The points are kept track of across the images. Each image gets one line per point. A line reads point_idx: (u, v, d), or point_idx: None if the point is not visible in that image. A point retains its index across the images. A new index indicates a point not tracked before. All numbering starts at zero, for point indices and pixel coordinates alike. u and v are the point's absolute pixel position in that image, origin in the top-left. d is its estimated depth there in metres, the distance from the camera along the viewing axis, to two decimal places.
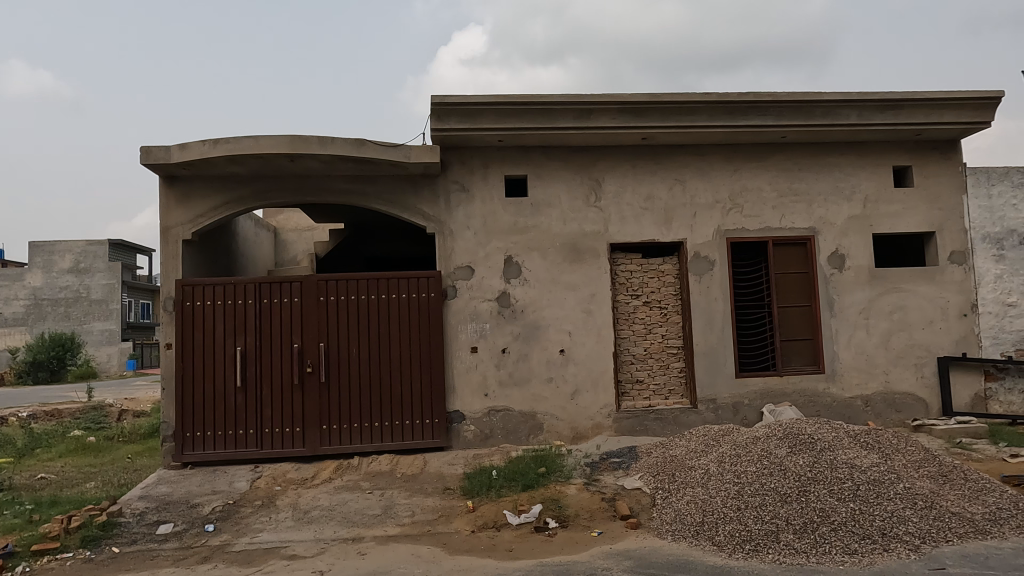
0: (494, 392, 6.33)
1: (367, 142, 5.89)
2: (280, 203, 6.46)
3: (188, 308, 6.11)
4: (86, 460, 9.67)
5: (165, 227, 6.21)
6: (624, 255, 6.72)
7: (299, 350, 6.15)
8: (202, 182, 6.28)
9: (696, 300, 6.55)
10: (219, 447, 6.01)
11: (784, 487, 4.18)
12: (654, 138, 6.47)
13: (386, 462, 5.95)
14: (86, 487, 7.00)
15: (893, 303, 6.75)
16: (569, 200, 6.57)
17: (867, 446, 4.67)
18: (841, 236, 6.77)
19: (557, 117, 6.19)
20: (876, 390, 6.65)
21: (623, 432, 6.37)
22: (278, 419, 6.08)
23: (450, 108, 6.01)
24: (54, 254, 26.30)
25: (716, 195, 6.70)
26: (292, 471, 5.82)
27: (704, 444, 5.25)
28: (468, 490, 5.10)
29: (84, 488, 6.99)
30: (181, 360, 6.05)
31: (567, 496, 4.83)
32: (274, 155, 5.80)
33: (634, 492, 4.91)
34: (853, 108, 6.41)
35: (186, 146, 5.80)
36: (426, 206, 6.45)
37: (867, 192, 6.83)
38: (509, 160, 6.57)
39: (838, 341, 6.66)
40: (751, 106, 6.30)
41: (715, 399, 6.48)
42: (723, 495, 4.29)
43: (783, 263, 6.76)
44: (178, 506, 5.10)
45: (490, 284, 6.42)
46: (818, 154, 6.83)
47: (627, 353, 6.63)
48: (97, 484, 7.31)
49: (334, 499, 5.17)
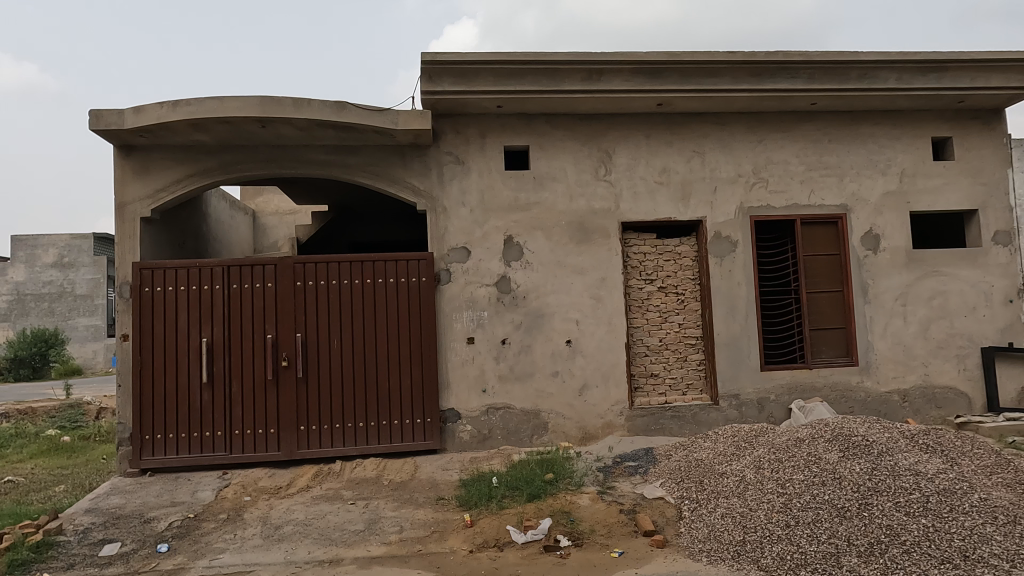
0: (493, 388, 5.67)
1: (349, 105, 5.19)
2: (253, 177, 5.76)
3: (147, 295, 5.41)
4: (57, 462, 8.94)
5: (120, 203, 5.50)
6: (637, 235, 6.05)
7: (273, 340, 5.45)
8: (163, 152, 5.56)
9: (717, 285, 5.90)
10: (182, 451, 5.32)
11: (839, 499, 3.53)
12: (671, 104, 5.80)
13: (372, 468, 5.28)
14: (50, 493, 6.33)
15: (933, 288, 6.12)
16: (576, 173, 5.90)
17: (928, 449, 4.03)
18: (875, 214, 6.12)
19: (563, 79, 5.50)
20: (914, 384, 6.03)
21: (637, 432, 5.73)
22: (249, 420, 5.40)
23: (442, 67, 5.32)
24: (38, 249, 23.85)
25: (738, 168, 6.04)
26: (265, 478, 5.14)
27: (735, 447, 4.61)
28: (465, 501, 4.43)
29: (47, 494, 6.32)
30: (139, 353, 5.35)
31: (579, 508, 4.18)
32: (242, 120, 5.09)
33: (657, 502, 4.26)
34: (892, 70, 5.76)
35: (142, 109, 5.07)
36: (416, 180, 5.77)
37: (903, 165, 6.19)
38: (509, 129, 5.89)
39: (873, 330, 6.03)
40: (780, 67, 5.63)
41: (738, 394, 5.84)
42: (766, 509, 3.64)
43: (811, 244, 6.11)
44: (128, 522, 4.40)
45: (488, 267, 5.75)
46: (849, 123, 6.18)
47: (641, 345, 5.96)
48: (67, 487, 6.63)
49: (311, 512, 4.49)
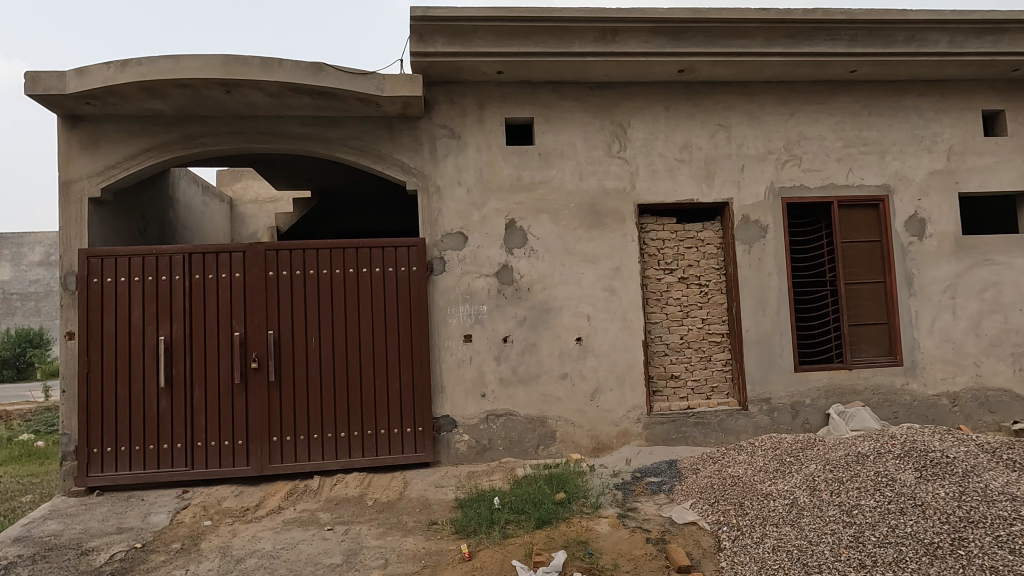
0: (494, 392, 4.99)
1: (327, 67, 4.49)
2: (219, 152, 5.06)
3: (95, 286, 4.70)
4: (28, 470, 8.18)
5: (64, 181, 4.80)
6: (655, 219, 5.38)
7: (241, 339, 4.76)
8: (116, 124, 4.87)
9: (745, 275, 5.24)
10: (136, 467, 4.63)
11: (925, 533, 2.85)
12: (694, 70, 5.13)
13: (355, 485, 4.61)
14: (12, 504, 5.66)
15: (985, 279, 5.46)
16: (587, 149, 5.23)
17: (1016, 467, 3.39)
18: (920, 196, 5.47)
19: (573, 39, 4.82)
20: (965, 386, 5.38)
21: (656, 442, 5.08)
22: (213, 431, 4.71)
23: (435, 25, 4.63)
24: (23, 247, 22.74)
25: (768, 144, 5.38)
26: (231, 498, 4.46)
27: (780, 464, 3.94)
28: (461, 528, 3.75)
29: (9, 505, 5.62)
30: (86, 354, 4.65)
31: (598, 538, 3.51)
32: (203, 84, 4.39)
33: (689, 529, 3.59)
34: (943, 32, 5.10)
35: (85, 70, 4.36)
36: (405, 157, 5.08)
37: (951, 142, 5.54)
38: (510, 99, 5.21)
39: (919, 326, 5.37)
40: (819, 28, 4.97)
41: (769, 398, 5.18)
42: (831, 543, 2.95)
43: (850, 229, 5.45)
44: (61, 555, 3.67)
45: (488, 255, 5.07)
46: (890, 95, 5.53)
47: (660, 343, 5.29)
48: (31, 497, 5.95)
49: (281, 540, 3.80)
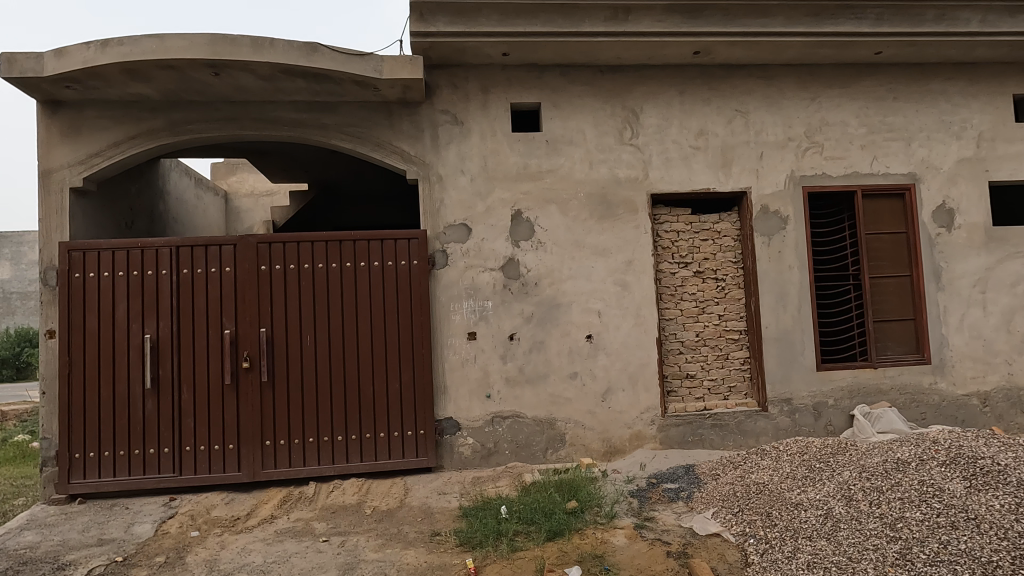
0: (499, 392, 4.72)
1: (322, 47, 4.22)
2: (208, 140, 4.79)
3: (76, 282, 4.43)
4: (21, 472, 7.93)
5: (44, 170, 4.53)
6: (668, 210, 5.10)
7: (232, 337, 4.49)
8: (99, 109, 4.60)
9: (765, 269, 4.96)
10: (120, 473, 4.37)
11: (981, 551, 2.58)
12: (710, 52, 4.85)
13: (353, 492, 4.34)
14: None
15: (1017, 272, 5.18)
16: (597, 136, 4.95)
17: None
18: (949, 185, 5.18)
19: (583, 18, 4.54)
20: (996, 385, 5.10)
21: (671, 445, 4.81)
22: (202, 434, 4.44)
23: (436, 2, 4.35)
24: (22, 246, 22.46)
25: (788, 130, 5.09)
26: (221, 506, 4.19)
27: (809, 471, 3.66)
28: (466, 539, 3.48)
29: None
30: (67, 354, 4.38)
31: (614, 551, 3.23)
32: (189, 65, 4.12)
33: (712, 541, 3.31)
34: (975, 10, 4.81)
35: (64, 50, 4.09)
36: (405, 144, 4.81)
37: (981, 128, 5.25)
38: (516, 83, 4.93)
39: (948, 322, 5.09)
40: (844, 6, 4.68)
41: (790, 398, 4.91)
42: (875, 560, 2.67)
43: (874, 220, 5.17)
44: (35, 569, 3.40)
45: (492, 247, 4.79)
46: (917, 79, 5.24)
47: (674, 340, 5.01)
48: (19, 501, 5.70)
49: (273, 553, 3.53)
